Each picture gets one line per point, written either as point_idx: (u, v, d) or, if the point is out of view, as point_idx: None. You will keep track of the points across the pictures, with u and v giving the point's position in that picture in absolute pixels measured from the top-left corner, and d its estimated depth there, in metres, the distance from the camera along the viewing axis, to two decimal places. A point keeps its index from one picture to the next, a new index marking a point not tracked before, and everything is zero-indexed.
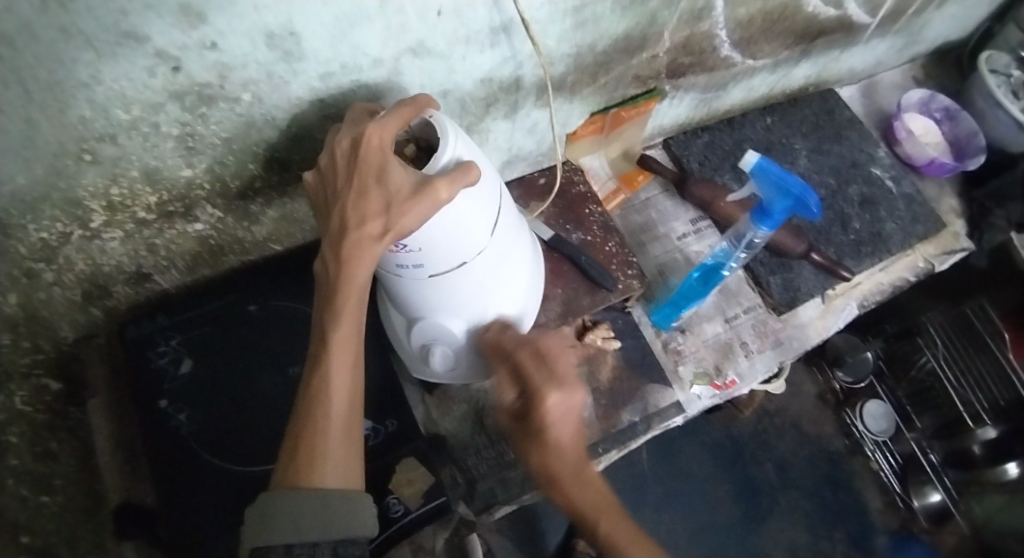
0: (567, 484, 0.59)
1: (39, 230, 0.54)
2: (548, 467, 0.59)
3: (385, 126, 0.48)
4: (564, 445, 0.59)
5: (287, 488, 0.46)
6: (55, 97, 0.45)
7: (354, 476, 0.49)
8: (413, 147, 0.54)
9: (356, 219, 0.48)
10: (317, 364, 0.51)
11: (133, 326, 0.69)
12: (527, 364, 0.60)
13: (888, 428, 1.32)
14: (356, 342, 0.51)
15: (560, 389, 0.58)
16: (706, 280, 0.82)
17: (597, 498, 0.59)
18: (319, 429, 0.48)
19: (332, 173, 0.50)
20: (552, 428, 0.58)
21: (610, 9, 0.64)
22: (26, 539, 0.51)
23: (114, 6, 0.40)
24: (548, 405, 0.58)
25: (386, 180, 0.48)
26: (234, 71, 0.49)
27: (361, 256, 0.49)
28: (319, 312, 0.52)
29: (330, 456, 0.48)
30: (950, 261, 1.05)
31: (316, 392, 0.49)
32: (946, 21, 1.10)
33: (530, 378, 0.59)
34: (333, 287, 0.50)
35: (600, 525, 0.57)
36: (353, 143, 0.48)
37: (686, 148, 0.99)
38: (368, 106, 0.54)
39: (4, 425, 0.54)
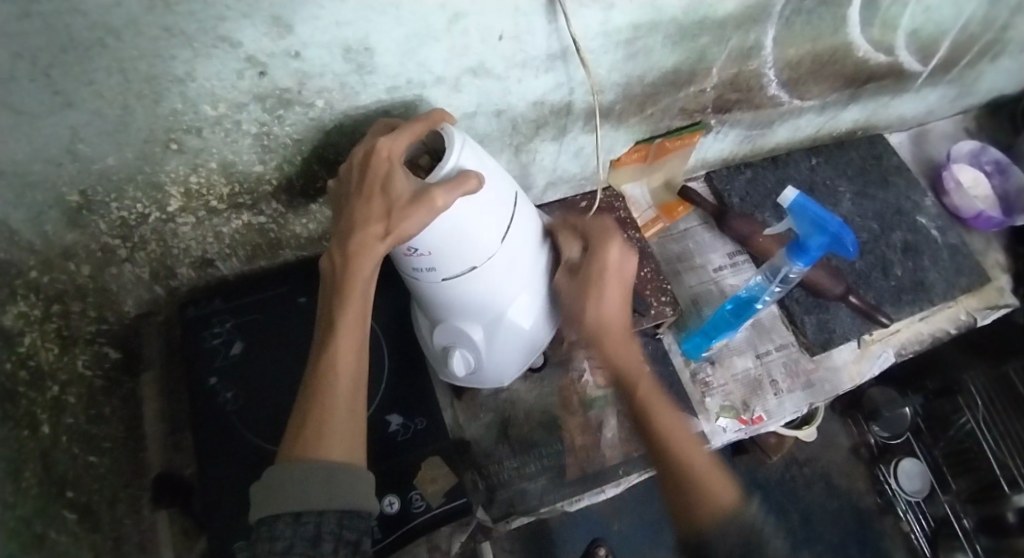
0: (614, 340, 0.62)
1: (121, 209, 0.60)
2: (592, 323, 0.63)
3: (395, 140, 0.53)
4: (614, 304, 0.63)
5: (292, 461, 0.48)
6: (153, 90, 0.50)
7: (358, 452, 0.51)
8: (427, 158, 0.57)
9: (361, 220, 0.52)
10: (323, 346, 0.53)
11: (192, 307, 0.74)
12: (593, 231, 0.66)
13: (922, 488, 1.26)
14: (361, 329, 0.53)
15: (620, 247, 0.63)
16: (738, 313, 0.83)
17: (640, 366, 0.62)
18: (323, 408, 0.50)
19: (347, 182, 0.54)
20: (605, 283, 0.62)
21: (662, 43, 0.67)
22: (71, 492, 0.56)
23: (213, 12, 0.46)
24: (606, 257, 0.62)
25: (392, 187, 0.52)
26: (311, 79, 0.54)
27: (366, 252, 0.52)
28: (326, 303, 0.54)
29: (335, 431, 0.50)
30: (993, 317, 1.03)
31: (322, 371, 0.52)
32: (1002, 73, 1.09)
33: (595, 236, 0.64)
34: (339, 279, 0.53)
35: (641, 392, 0.62)
36: (365, 155, 0.53)
37: (728, 183, 1.01)
38: (388, 120, 0.58)
39: (65, 384, 0.59)
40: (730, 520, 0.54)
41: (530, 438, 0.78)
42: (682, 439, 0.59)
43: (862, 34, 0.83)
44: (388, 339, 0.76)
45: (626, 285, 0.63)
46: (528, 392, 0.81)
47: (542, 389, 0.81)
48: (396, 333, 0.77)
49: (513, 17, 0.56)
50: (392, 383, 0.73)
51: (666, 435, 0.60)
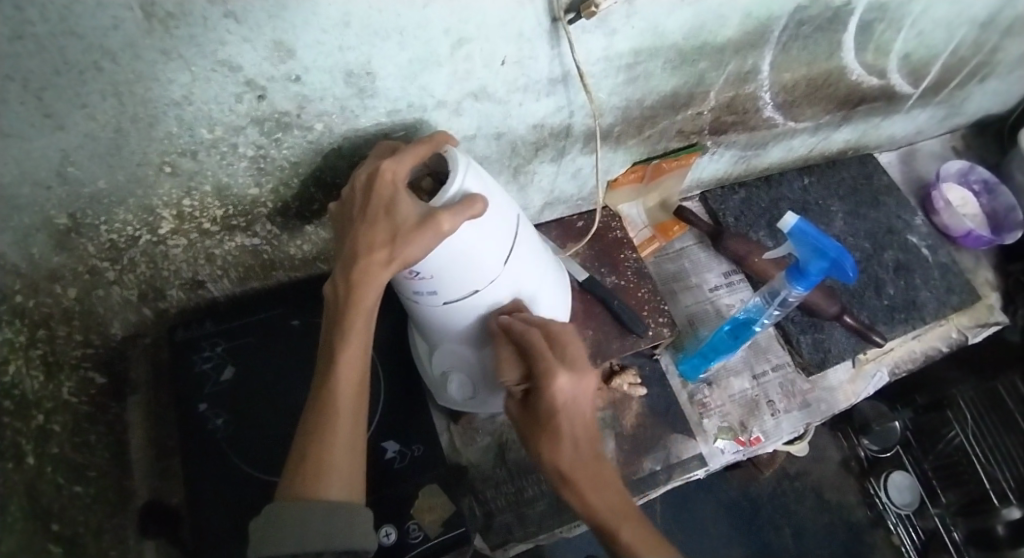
0: (579, 480, 0.59)
1: (110, 231, 0.58)
2: (558, 466, 0.59)
3: (399, 163, 0.52)
4: (575, 440, 0.59)
5: (292, 499, 0.48)
6: (148, 113, 0.49)
7: (356, 489, 0.50)
8: (429, 180, 0.57)
9: (365, 246, 0.51)
10: (324, 380, 0.52)
11: (182, 329, 0.72)
12: (535, 349, 0.58)
13: (912, 501, 1.27)
14: (363, 357, 0.53)
15: (568, 376, 0.57)
16: (737, 334, 0.83)
17: (612, 505, 0.58)
18: (324, 441, 0.50)
19: (350, 205, 0.53)
20: (561, 419, 0.58)
21: (662, 67, 0.67)
22: (56, 526, 0.54)
23: (214, 36, 0.45)
24: (555, 390, 0.57)
25: (396, 211, 0.50)
26: (312, 102, 0.53)
27: (370, 279, 0.51)
28: (328, 331, 0.54)
29: (335, 469, 0.49)
30: (983, 334, 1.04)
31: (323, 407, 0.51)
32: (989, 94, 1.11)
33: (536, 362, 0.58)
34: (342, 306, 0.52)
35: (618, 531, 0.57)
36: (369, 178, 0.52)
37: (722, 202, 1.01)
38: (390, 143, 0.57)
39: (50, 412, 0.57)
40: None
41: (527, 462, 0.77)
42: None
43: (856, 58, 0.83)
44: (384, 362, 0.75)
45: (583, 407, 0.59)
46: None
47: None
48: (392, 356, 0.76)
49: (516, 42, 0.55)
50: (388, 407, 0.72)
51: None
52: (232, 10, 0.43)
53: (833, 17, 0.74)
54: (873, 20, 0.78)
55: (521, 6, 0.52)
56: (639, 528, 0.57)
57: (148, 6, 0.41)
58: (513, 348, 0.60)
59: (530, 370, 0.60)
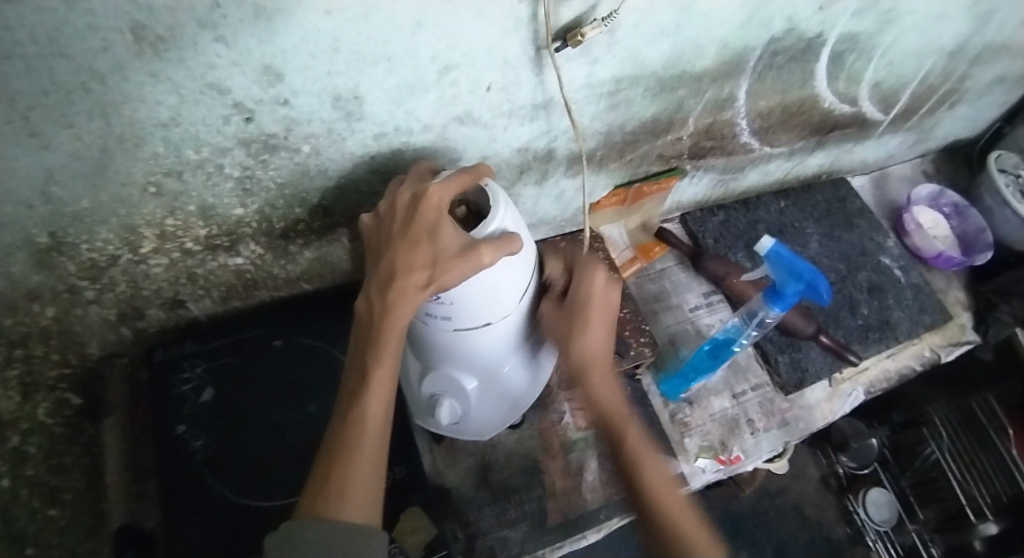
0: (592, 371, 0.63)
1: (91, 250, 0.58)
2: (579, 349, 0.63)
3: (445, 189, 0.52)
4: (598, 334, 0.64)
5: (312, 516, 0.47)
6: (135, 134, 0.49)
7: (375, 513, 0.49)
8: (464, 209, 0.57)
9: (405, 267, 0.51)
10: (353, 398, 0.52)
11: (161, 350, 0.71)
12: (583, 263, 0.68)
13: (891, 518, 1.29)
14: (392, 382, 0.53)
15: (604, 279, 0.66)
16: (716, 354, 0.84)
17: (622, 404, 0.62)
18: (351, 460, 0.49)
19: (390, 222, 0.54)
20: (590, 311, 0.63)
21: (642, 94, 0.69)
22: (31, 548, 0.53)
23: (203, 60, 0.45)
24: (592, 287, 0.64)
25: (439, 237, 0.51)
26: (299, 125, 0.54)
27: (405, 300, 0.51)
28: (359, 350, 0.54)
29: (357, 490, 0.49)
30: (956, 353, 1.06)
31: (350, 425, 0.51)
32: (956, 121, 1.15)
33: (579, 265, 0.67)
34: (375, 326, 0.53)
35: (625, 431, 0.61)
36: (413, 199, 0.52)
37: (702, 224, 1.03)
38: (429, 166, 0.58)
39: (25, 434, 0.55)
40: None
41: (511, 483, 0.77)
42: (654, 469, 0.59)
43: (828, 86, 0.87)
44: None
45: (608, 314, 0.65)
46: (509, 435, 0.79)
47: (522, 431, 0.80)
48: None
49: (501, 69, 0.57)
50: None
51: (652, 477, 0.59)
52: (223, 35, 0.44)
53: (806, 48, 0.77)
54: (844, 51, 0.81)
55: (507, 34, 0.53)
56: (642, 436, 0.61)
57: (139, 30, 0.42)
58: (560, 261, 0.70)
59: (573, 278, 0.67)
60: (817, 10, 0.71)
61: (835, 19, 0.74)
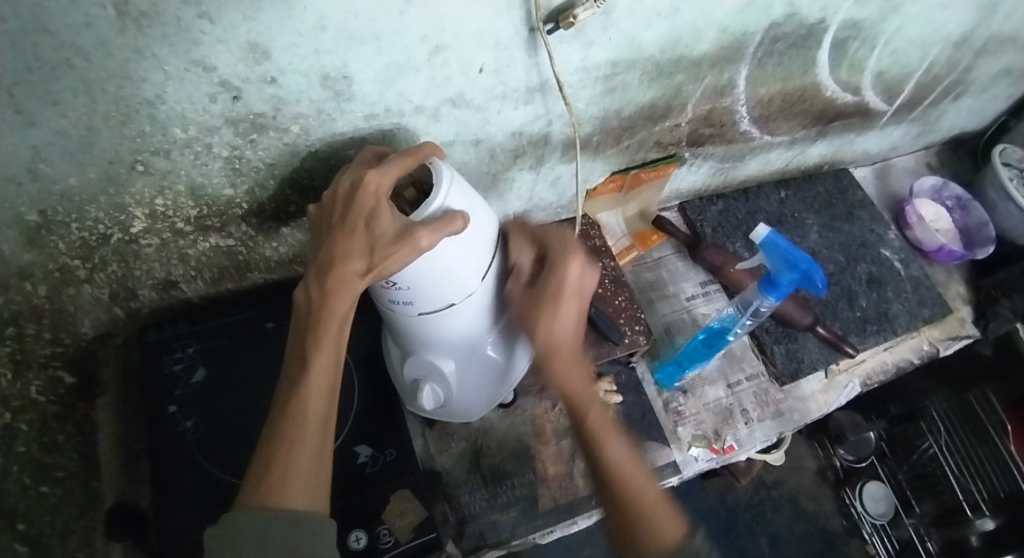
0: (561, 359, 0.60)
1: (81, 229, 0.58)
2: (546, 340, 0.60)
3: (383, 174, 0.51)
4: (568, 321, 0.60)
5: (253, 508, 0.47)
6: (121, 111, 0.49)
7: (320, 499, 0.50)
8: (412, 191, 0.56)
9: (340, 256, 0.51)
10: (293, 385, 0.51)
11: (153, 330, 0.72)
12: (553, 238, 0.61)
13: (887, 511, 1.30)
14: (334, 371, 0.52)
15: (580, 263, 0.60)
16: (711, 342, 0.83)
17: (589, 390, 0.60)
18: (290, 450, 0.49)
19: (329, 210, 0.53)
20: (563, 299, 0.59)
21: (639, 79, 0.68)
22: (22, 526, 0.53)
23: (188, 36, 0.45)
24: (568, 273, 0.59)
25: (376, 224, 0.50)
26: (288, 104, 0.53)
27: (344, 289, 0.51)
28: (299, 336, 0.53)
29: (299, 480, 0.49)
30: (955, 346, 1.06)
31: (291, 413, 0.50)
32: (962, 113, 1.14)
33: (553, 248, 0.61)
34: (312, 316, 0.52)
35: (588, 417, 0.60)
36: (351, 186, 0.51)
37: (700, 213, 1.02)
38: (376, 149, 0.57)
39: (17, 411, 0.55)
40: (675, 552, 0.55)
41: (502, 468, 0.77)
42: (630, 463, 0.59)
43: (830, 74, 0.85)
44: (359, 368, 0.75)
45: (581, 296, 0.61)
46: (501, 421, 0.79)
47: (514, 417, 0.80)
48: (366, 360, 0.76)
49: (493, 51, 0.56)
50: (362, 411, 0.72)
51: (614, 462, 0.59)
52: (206, 10, 0.44)
53: (808, 34, 0.75)
54: (847, 38, 0.80)
55: (498, 15, 0.53)
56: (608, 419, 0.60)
57: (121, 5, 0.41)
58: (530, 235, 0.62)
59: (546, 257, 0.61)
60: None
61: (837, 6, 0.73)
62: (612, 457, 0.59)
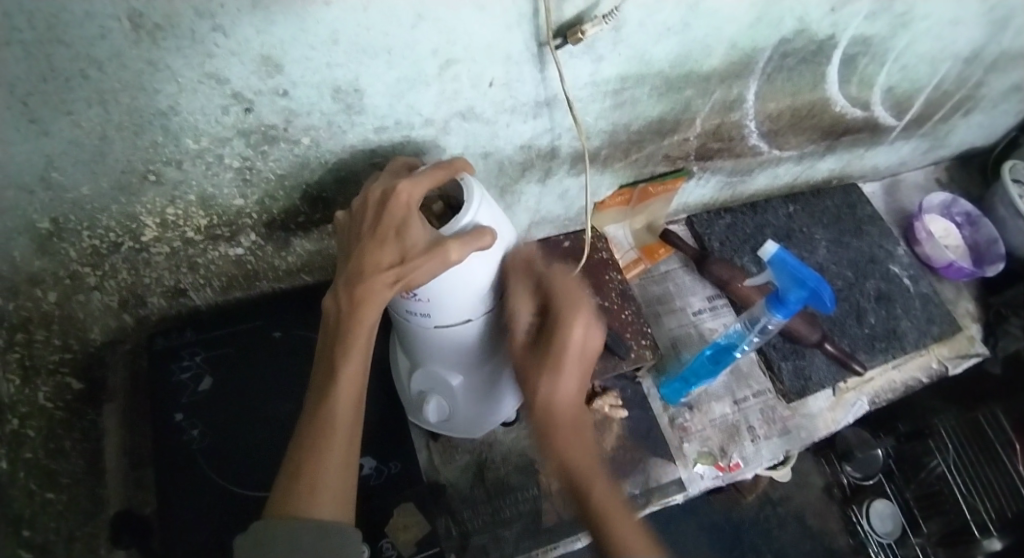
0: (564, 431, 0.59)
1: (92, 237, 0.58)
2: (549, 409, 0.60)
3: (415, 186, 0.51)
4: (571, 388, 0.60)
5: (283, 517, 0.47)
6: (134, 122, 0.49)
7: (349, 509, 0.50)
8: (440, 205, 0.57)
9: (370, 265, 0.51)
10: (322, 395, 0.51)
11: (161, 338, 0.72)
12: (557, 296, 0.61)
13: (894, 530, 1.27)
14: (361, 380, 0.52)
15: (586, 325, 0.60)
16: (717, 359, 0.83)
17: (592, 461, 0.59)
18: (319, 461, 0.49)
19: (360, 218, 0.53)
20: (565, 366, 0.59)
21: (648, 94, 0.69)
22: (27, 532, 0.53)
23: (202, 49, 0.45)
24: (570, 334, 0.59)
25: (406, 235, 0.51)
26: (299, 117, 0.54)
27: (372, 299, 0.50)
28: (326, 347, 0.53)
29: (328, 490, 0.49)
30: (964, 365, 1.05)
31: (319, 424, 0.50)
32: (971, 129, 1.13)
33: (556, 301, 0.60)
34: (340, 324, 0.51)
35: (593, 492, 0.57)
36: (383, 195, 0.52)
37: (708, 227, 1.02)
38: (406, 161, 0.58)
39: (24, 417, 0.55)
40: None
41: (506, 482, 0.76)
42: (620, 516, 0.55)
43: (840, 90, 0.85)
44: (364, 378, 0.75)
45: (586, 360, 0.60)
46: (506, 434, 0.79)
47: (518, 431, 0.79)
48: (372, 372, 0.76)
49: (504, 65, 0.57)
50: (367, 422, 0.72)
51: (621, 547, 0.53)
52: (221, 24, 0.44)
53: (817, 50, 0.75)
54: (857, 54, 0.80)
55: (509, 30, 0.53)
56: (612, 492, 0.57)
57: (137, 18, 0.42)
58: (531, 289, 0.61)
59: (546, 312, 0.61)
60: (829, 12, 0.70)
61: (847, 22, 0.73)
62: (617, 538, 0.54)
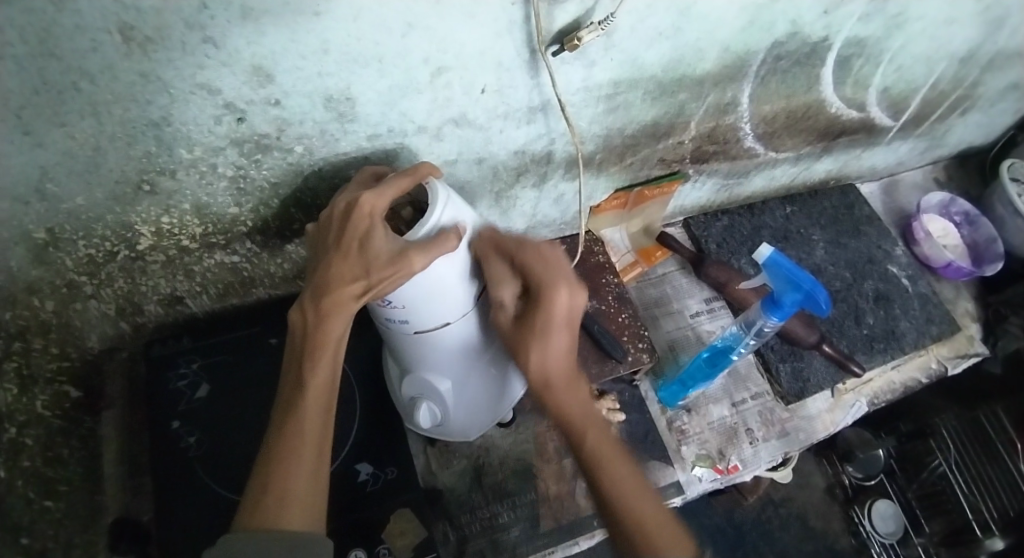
0: (559, 389, 0.58)
1: (87, 246, 0.58)
2: (544, 369, 0.58)
3: (379, 196, 0.51)
4: (560, 349, 0.58)
5: (250, 530, 0.47)
6: (128, 133, 0.49)
7: (318, 521, 0.50)
8: (409, 210, 0.57)
9: (335, 279, 0.51)
10: (291, 407, 0.52)
11: (159, 345, 0.72)
12: (533, 266, 0.56)
13: (897, 530, 1.27)
14: (330, 392, 0.53)
15: (569, 290, 0.56)
16: (714, 362, 0.83)
17: (587, 415, 0.57)
18: (287, 472, 0.49)
19: (326, 230, 0.53)
20: (552, 331, 0.56)
21: (642, 98, 0.69)
22: (25, 540, 0.53)
23: (193, 60, 0.46)
24: (555, 303, 0.55)
25: (370, 245, 0.51)
26: (292, 126, 0.54)
27: (337, 312, 0.52)
28: (293, 360, 0.54)
29: (296, 501, 0.49)
30: (963, 365, 1.05)
31: (288, 435, 0.50)
32: (969, 127, 1.13)
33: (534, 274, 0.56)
34: (308, 339, 0.52)
35: (587, 448, 0.56)
36: (347, 207, 0.52)
37: (705, 229, 1.02)
38: (375, 169, 0.58)
39: (22, 426, 0.55)
40: None
41: (504, 486, 0.76)
42: (631, 487, 0.55)
43: (835, 91, 0.85)
44: (362, 384, 0.75)
45: (572, 322, 0.57)
46: (503, 438, 0.79)
47: (516, 435, 0.79)
48: (369, 377, 0.76)
49: (495, 72, 0.57)
50: (364, 429, 0.72)
51: (619, 492, 0.55)
52: (211, 36, 0.44)
53: (811, 52, 0.75)
54: (851, 55, 0.80)
55: (500, 36, 0.53)
56: (608, 446, 0.57)
57: (128, 30, 0.42)
58: (507, 265, 0.57)
59: (527, 286, 0.57)
60: (822, 14, 0.70)
61: (841, 24, 0.73)
62: (614, 486, 0.55)
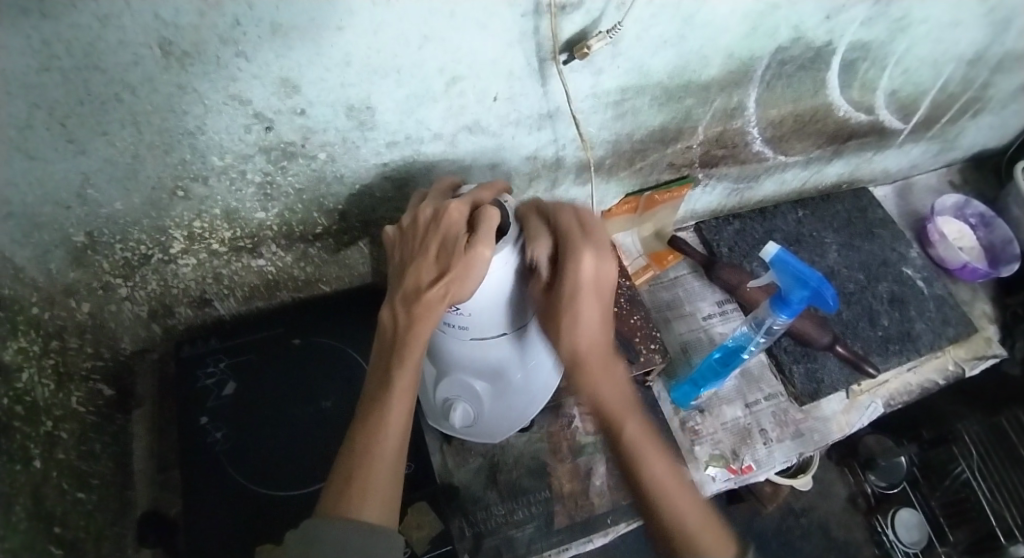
0: (591, 366, 0.59)
1: (124, 250, 0.62)
2: (575, 344, 0.59)
3: (461, 206, 0.56)
4: (591, 321, 0.59)
5: (331, 516, 0.48)
6: (164, 141, 0.53)
7: (394, 513, 0.51)
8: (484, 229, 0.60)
9: (423, 281, 0.55)
10: (375, 402, 0.54)
11: (188, 346, 0.75)
12: (563, 230, 0.57)
13: (921, 540, 1.21)
14: (413, 390, 0.55)
15: (594, 256, 0.57)
16: (725, 362, 0.84)
17: (623, 399, 0.58)
18: (370, 466, 0.50)
19: (412, 237, 0.57)
20: (580, 302, 0.57)
21: (648, 104, 0.71)
22: (58, 529, 0.55)
23: (226, 73, 0.49)
24: (579, 271, 0.56)
25: (453, 247, 0.54)
26: (315, 134, 0.57)
27: (426, 314, 0.54)
28: (381, 359, 0.56)
29: (376, 491, 0.50)
30: (982, 366, 1.04)
31: (372, 429, 0.52)
32: (982, 130, 1.13)
33: (564, 239, 0.57)
34: (398, 340, 0.55)
35: (621, 427, 0.57)
36: (434, 214, 0.56)
37: (716, 233, 1.03)
38: (452, 181, 0.62)
39: (58, 419, 0.58)
40: None
41: (518, 484, 0.78)
42: (663, 473, 0.55)
43: (842, 95, 0.87)
44: None
45: (600, 292, 0.58)
46: (518, 438, 0.81)
47: (531, 435, 0.81)
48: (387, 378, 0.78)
49: (507, 81, 0.60)
50: None
51: (652, 475, 0.55)
52: (243, 50, 0.48)
53: (815, 57, 0.77)
54: (857, 59, 0.81)
55: (511, 47, 0.56)
56: (643, 430, 0.57)
57: (167, 45, 0.46)
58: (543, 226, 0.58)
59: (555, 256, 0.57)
60: (825, 19, 0.72)
61: (843, 28, 0.75)
62: (652, 469, 0.55)
